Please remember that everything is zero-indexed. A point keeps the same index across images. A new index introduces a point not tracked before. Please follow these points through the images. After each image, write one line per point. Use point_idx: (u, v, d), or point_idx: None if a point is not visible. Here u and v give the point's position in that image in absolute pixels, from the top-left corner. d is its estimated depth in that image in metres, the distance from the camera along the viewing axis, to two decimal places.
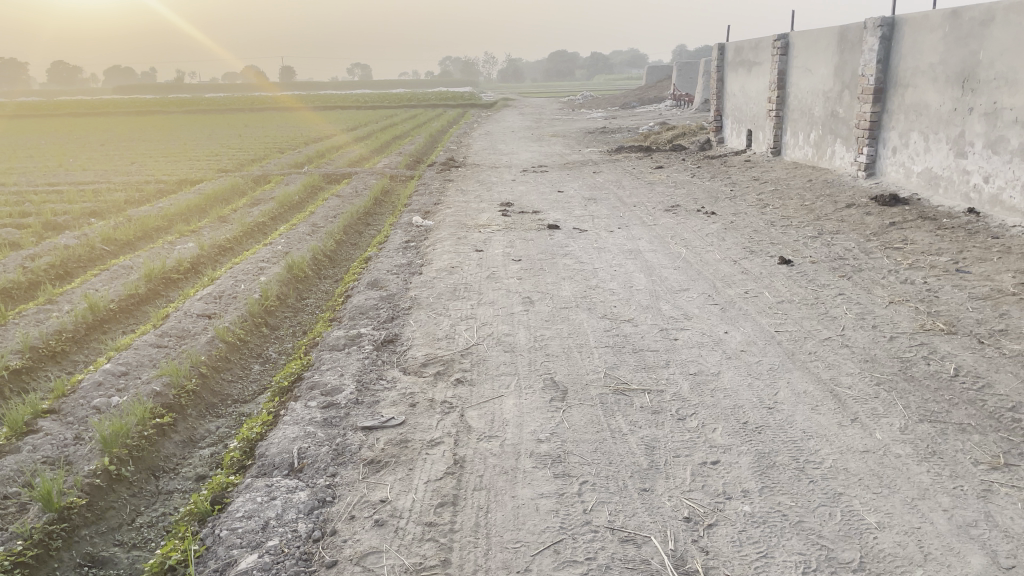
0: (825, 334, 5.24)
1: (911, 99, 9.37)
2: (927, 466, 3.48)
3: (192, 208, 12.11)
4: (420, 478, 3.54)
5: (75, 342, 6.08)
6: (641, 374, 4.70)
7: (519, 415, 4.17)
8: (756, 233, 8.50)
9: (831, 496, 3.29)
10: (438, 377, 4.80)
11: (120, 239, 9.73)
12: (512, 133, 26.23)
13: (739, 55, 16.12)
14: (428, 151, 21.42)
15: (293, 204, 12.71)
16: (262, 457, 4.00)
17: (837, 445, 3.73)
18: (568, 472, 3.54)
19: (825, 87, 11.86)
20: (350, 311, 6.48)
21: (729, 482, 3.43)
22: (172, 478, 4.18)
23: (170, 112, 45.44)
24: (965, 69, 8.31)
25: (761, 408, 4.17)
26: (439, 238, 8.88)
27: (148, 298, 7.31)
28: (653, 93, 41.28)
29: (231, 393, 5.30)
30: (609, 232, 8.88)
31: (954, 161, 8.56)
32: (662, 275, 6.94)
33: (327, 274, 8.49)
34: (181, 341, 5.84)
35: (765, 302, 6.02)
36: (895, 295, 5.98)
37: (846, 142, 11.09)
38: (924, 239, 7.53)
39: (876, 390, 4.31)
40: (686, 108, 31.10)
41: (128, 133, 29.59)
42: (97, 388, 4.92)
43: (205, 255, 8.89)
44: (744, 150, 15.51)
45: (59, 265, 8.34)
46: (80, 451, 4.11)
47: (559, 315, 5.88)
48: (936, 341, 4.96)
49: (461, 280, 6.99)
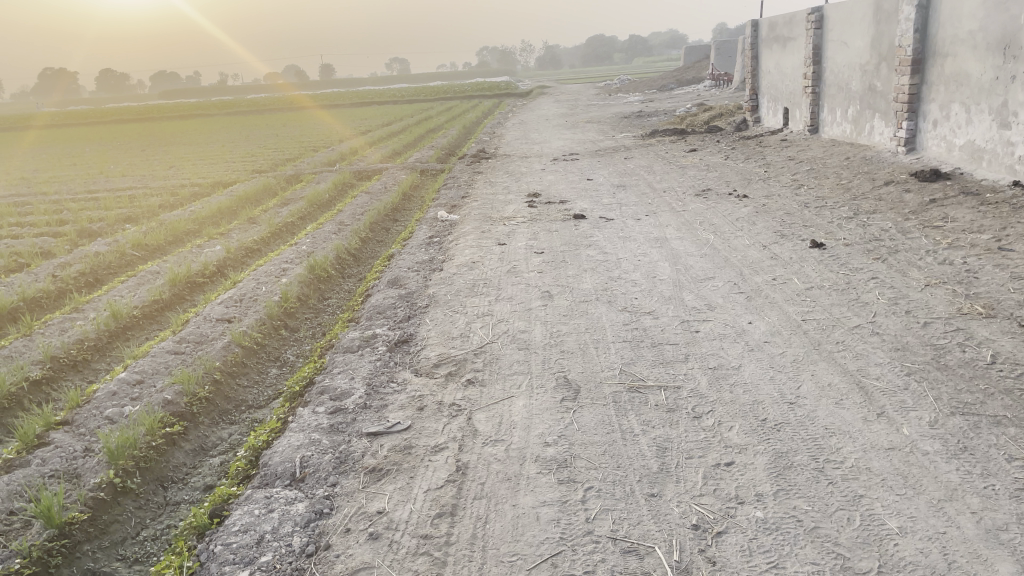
0: (855, 322, 4.99)
1: (951, 70, 8.95)
2: (957, 464, 3.25)
3: (223, 210, 12.19)
4: (420, 488, 3.43)
5: (97, 350, 6.12)
6: (658, 370, 4.52)
7: (527, 417, 4.02)
8: (789, 215, 8.21)
9: (851, 499, 3.09)
10: (449, 378, 4.68)
11: (152, 244, 9.83)
12: (547, 120, 26.03)
13: (773, 32, 15.66)
14: (460, 144, 21.33)
15: (323, 203, 12.71)
16: (265, 466, 3.93)
17: (860, 442, 3.51)
18: (573, 478, 3.39)
19: (861, 60, 11.43)
20: (368, 311, 6.40)
21: (742, 485, 3.25)
22: (180, 488, 4.13)
23: (210, 115, 46.04)
24: (1006, 35, 7.90)
25: (782, 404, 3.96)
26: (463, 232, 8.77)
27: (173, 304, 7.34)
28: (691, 73, 40.68)
29: (246, 398, 5.26)
30: (636, 220, 8.65)
31: (997, 132, 8.15)
32: (688, 263, 6.72)
33: (351, 273, 8.42)
34: (197, 346, 5.81)
35: (794, 289, 5.78)
36: (932, 277, 5.69)
37: (884, 116, 10.67)
38: (965, 216, 7.18)
39: (906, 380, 4.07)
40: (725, 88, 30.54)
41: (170, 137, 30.12)
42: (111, 397, 4.91)
43: (231, 257, 8.92)
44: (781, 130, 15.08)
45: (89, 272, 8.45)
46: (88, 464, 4.09)
47: (578, 309, 5.70)
48: (973, 326, 4.68)
49: (480, 275, 6.85)
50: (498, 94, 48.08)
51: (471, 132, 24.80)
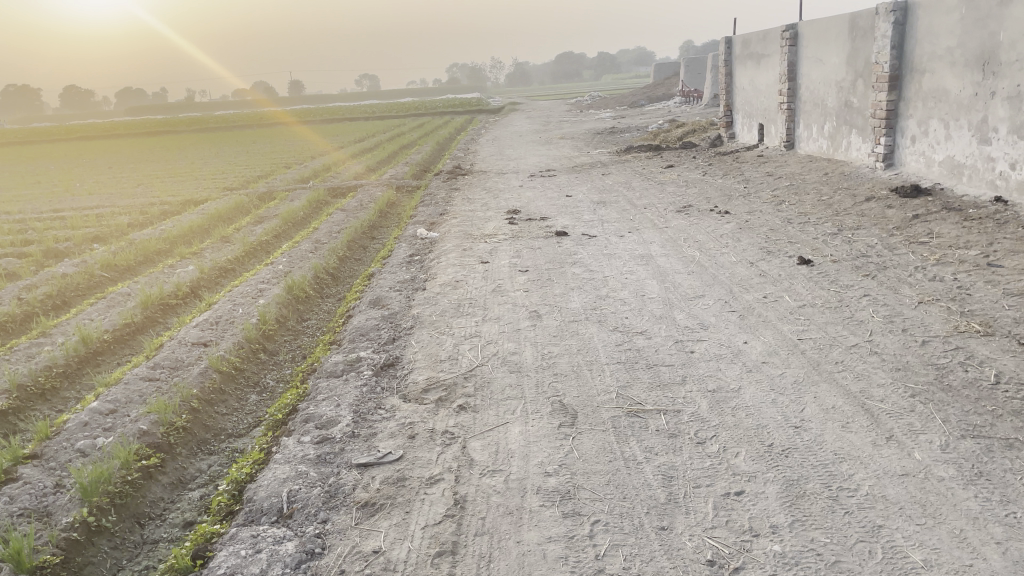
0: (852, 340, 4.91)
1: (929, 86, 9.00)
2: (974, 491, 3.15)
3: (195, 229, 11.91)
4: (417, 524, 3.25)
5: (67, 377, 5.86)
6: (656, 394, 4.38)
7: (525, 445, 3.86)
8: (773, 232, 8.16)
9: (869, 530, 2.97)
10: (440, 404, 4.50)
11: (121, 264, 9.54)
12: (521, 136, 26.00)
13: (747, 48, 15.76)
14: (434, 159, 21.18)
15: (297, 220, 12.48)
16: (250, 502, 3.72)
17: (872, 468, 3.40)
18: (579, 511, 3.24)
19: (837, 76, 11.49)
20: (351, 333, 6.20)
21: (755, 517, 3.12)
22: (158, 526, 3.91)
23: (179, 132, 45.45)
24: (985, 51, 7.95)
25: (787, 428, 3.84)
26: (444, 250, 8.61)
27: (145, 326, 7.09)
28: (661, 90, 40.98)
29: (225, 426, 5.04)
30: (620, 237, 8.54)
31: (977, 148, 8.19)
32: (676, 281, 6.62)
33: (329, 293, 8.22)
34: (173, 373, 5.57)
35: (786, 307, 5.69)
36: (924, 294, 5.64)
37: (862, 132, 10.72)
38: (950, 231, 7.18)
39: (911, 402, 3.98)
40: (696, 105, 30.86)
41: (136, 154, 29.60)
42: (82, 428, 4.66)
43: (205, 277, 8.66)
44: (756, 145, 15.15)
45: (56, 295, 8.15)
46: (59, 501, 3.86)
47: (568, 330, 5.56)
48: (972, 344, 4.62)
49: (465, 295, 6.70)
50: (469, 111, 48.11)
51: (445, 148, 24.66)
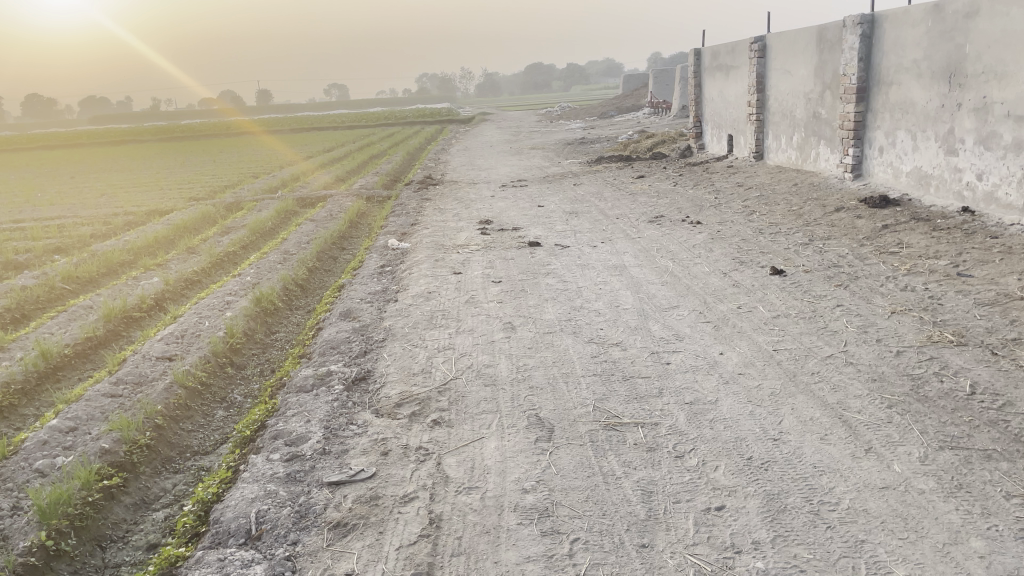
0: (827, 351, 4.90)
1: (896, 98, 9.10)
2: (956, 503, 3.13)
3: (160, 239, 11.67)
4: (391, 545, 3.15)
5: (25, 393, 5.67)
6: (633, 406, 4.32)
7: (501, 461, 3.78)
8: (745, 242, 8.18)
9: (852, 545, 2.93)
10: (413, 419, 4.40)
11: (83, 276, 9.31)
12: (491, 146, 25.95)
13: (715, 60, 15.88)
14: (405, 169, 21.04)
15: (266, 231, 12.30)
16: (216, 523, 3.59)
17: (852, 481, 3.37)
18: (557, 529, 3.16)
19: (805, 87, 11.60)
20: (320, 346, 6.07)
21: (737, 533, 3.06)
22: (121, 549, 3.77)
23: (144, 141, 44.71)
24: (951, 64, 8.05)
25: (765, 440, 3.80)
26: (417, 261, 8.51)
27: (107, 340, 6.90)
28: (630, 101, 41.21)
29: (191, 444, 4.89)
30: (593, 247, 8.51)
31: (944, 159, 8.28)
32: (650, 291, 6.59)
33: (298, 305, 8.07)
34: (137, 389, 5.41)
35: (760, 318, 5.68)
36: (896, 304, 5.66)
37: (830, 143, 10.81)
38: (920, 241, 7.24)
39: (888, 413, 3.97)
40: (664, 116, 31.09)
41: (99, 164, 29.05)
42: (41, 447, 4.48)
43: (170, 290, 8.47)
44: (726, 156, 15.25)
45: (14, 308, 7.91)
46: (16, 524, 3.70)
47: (542, 341, 5.49)
48: (946, 354, 4.63)
49: (438, 306, 6.60)
50: (439, 121, 48.07)
51: (415, 157, 24.55)
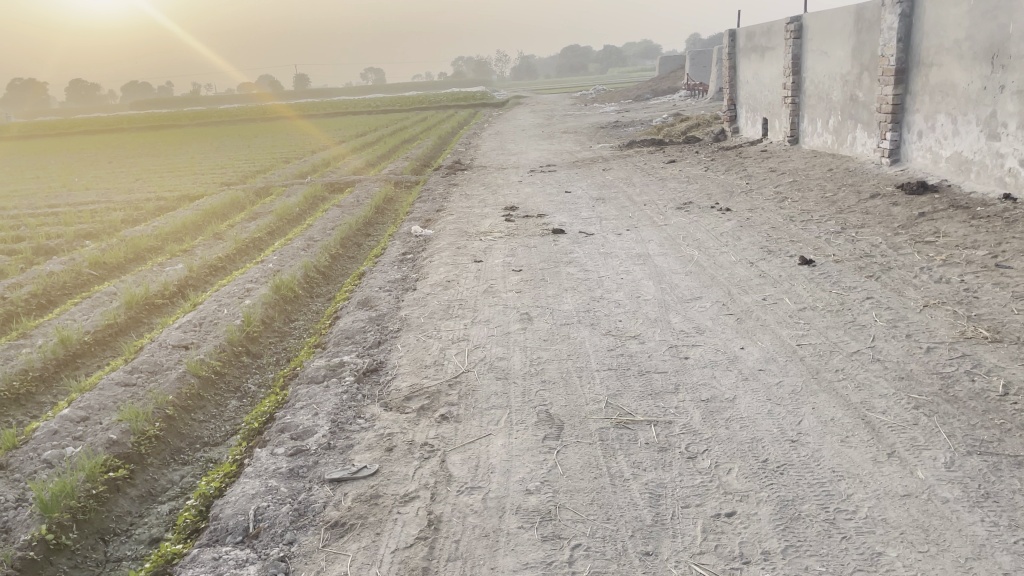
0: (853, 347, 4.70)
1: (936, 80, 8.75)
2: (981, 514, 2.95)
3: (188, 225, 11.74)
4: (386, 547, 3.07)
5: (43, 380, 5.70)
6: (647, 403, 4.17)
7: (507, 459, 3.66)
8: (775, 230, 7.95)
9: (868, 557, 2.77)
10: (422, 414, 4.30)
11: (110, 262, 9.38)
12: (524, 130, 25.72)
13: (751, 41, 15.48)
14: (436, 154, 20.94)
15: (292, 216, 12.29)
16: (216, 519, 3.54)
17: (872, 488, 3.20)
18: (558, 534, 3.05)
19: (842, 69, 11.24)
20: (336, 336, 6.01)
21: (746, 542, 2.92)
22: (123, 542, 3.74)
23: (182, 126, 45.24)
24: (994, 44, 7.71)
25: (783, 442, 3.64)
26: (438, 248, 8.41)
27: (129, 327, 6.93)
28: (667, 83, 40.58)
29: (202, 434, 4.86)
30: (617, 235, 8.33)
31: (986, 143, 7.95)
32: (673, 282, 6.41)
33: (320, 292, 8.04)
34: (150, 377, 5.39)
35: (785, 310, 5.48)
36: (930, 297, 5.43)
37: (867, 127, 10.47)
38: (957, 231, 6.95)
39: (915, 414, 3.77)
40: (699, 99, 30.57)
41: (138, 149, 29.41)
42: (51, 437, 4.48)
43: (194, 276, 8.50)
44: (760, 140, 14.90)
45: (41, 294, 7.99)
46: (19, 517, 3.68)
47: (558, 333, 5.35)
48: (980, 352, 4.40)
49: (455, 296, 6.50)
50: (473, 105, 47.87)
51: (446, 142, 24.44)
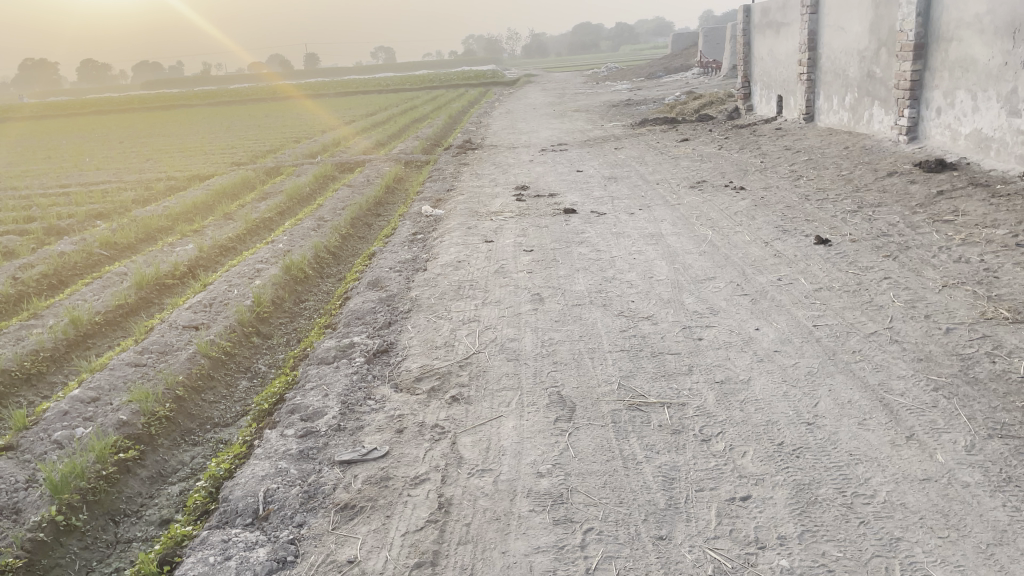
0: (871, 328, 4.61)
1: (956, 55, 8.58)
2: (1002, 499, 2.88)
3: (198, 205, 11.71)
4: (396, 530, 3.04)
5: (54, 361, 5.69)
6: (660, 385, 4.12)
7: (518, 441, 3.62)
8: (790, 209, 7.84)
9: (886, 542, 2.72)
10: (432, 395, 4.26)
11: (121, 242, 9.37)
12: (535, 109, 25.51)
13: (766, 17, 15.23)
14: (446, 133, 20.79)
15: (303, 197, 12.25)
16: (225, 501, 3.52)
17: (890, 472, 3.14)
18: (570, 518, 3.01)
19: (860, 45, 11.04)
20: (346, 316, 5.97)
21: (761, 526, 2.87)
22: (134, 523, 3.73)
23: (192, 107, 45.15)
24: (1016, 18, 7.53)
25: (799, 424, 3.58)
26: (448, 228, 8.34)
27: (139, 307, 6.91)
28: (679, 62, 40.14)
29: (212, 415, 4.84)
30: (630, 214, 8.23)
31: (1006, 120, 7.79)
32: (686, 262, 6.32)
33: (330, 272, 8.00)
34: (161, 358, 5.38)
35: (801, 290, 5.40)
36: (949, 277, 5.33)
37: (885, 104, 10.29)
38: (977, 209, 6.83)
39: (934, 397, 3.70)
40: (713, 77, 30.19)
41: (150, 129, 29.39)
42: (62, 417, 4.47)
43: (204, 256, 8.48)
44: (774, 118, 14.70)
45: (52, 274, 7.98)
46: (29, 498, 3.68)
47: (570, 314, 5.29)
48: (1000, 333, 4.31)
49: (466, 276, 6.44)
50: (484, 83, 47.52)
51: (457, 121, 24.26)
